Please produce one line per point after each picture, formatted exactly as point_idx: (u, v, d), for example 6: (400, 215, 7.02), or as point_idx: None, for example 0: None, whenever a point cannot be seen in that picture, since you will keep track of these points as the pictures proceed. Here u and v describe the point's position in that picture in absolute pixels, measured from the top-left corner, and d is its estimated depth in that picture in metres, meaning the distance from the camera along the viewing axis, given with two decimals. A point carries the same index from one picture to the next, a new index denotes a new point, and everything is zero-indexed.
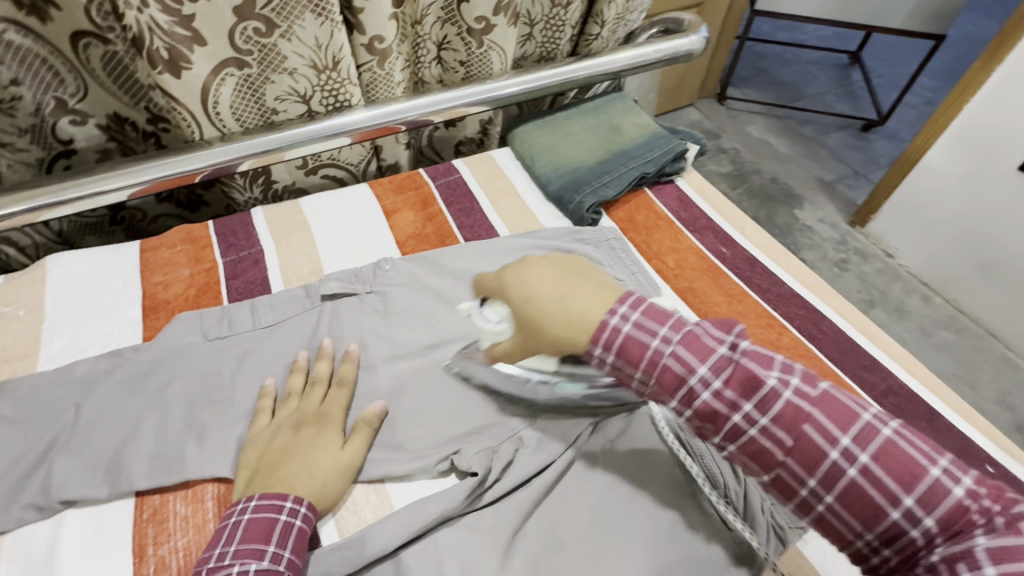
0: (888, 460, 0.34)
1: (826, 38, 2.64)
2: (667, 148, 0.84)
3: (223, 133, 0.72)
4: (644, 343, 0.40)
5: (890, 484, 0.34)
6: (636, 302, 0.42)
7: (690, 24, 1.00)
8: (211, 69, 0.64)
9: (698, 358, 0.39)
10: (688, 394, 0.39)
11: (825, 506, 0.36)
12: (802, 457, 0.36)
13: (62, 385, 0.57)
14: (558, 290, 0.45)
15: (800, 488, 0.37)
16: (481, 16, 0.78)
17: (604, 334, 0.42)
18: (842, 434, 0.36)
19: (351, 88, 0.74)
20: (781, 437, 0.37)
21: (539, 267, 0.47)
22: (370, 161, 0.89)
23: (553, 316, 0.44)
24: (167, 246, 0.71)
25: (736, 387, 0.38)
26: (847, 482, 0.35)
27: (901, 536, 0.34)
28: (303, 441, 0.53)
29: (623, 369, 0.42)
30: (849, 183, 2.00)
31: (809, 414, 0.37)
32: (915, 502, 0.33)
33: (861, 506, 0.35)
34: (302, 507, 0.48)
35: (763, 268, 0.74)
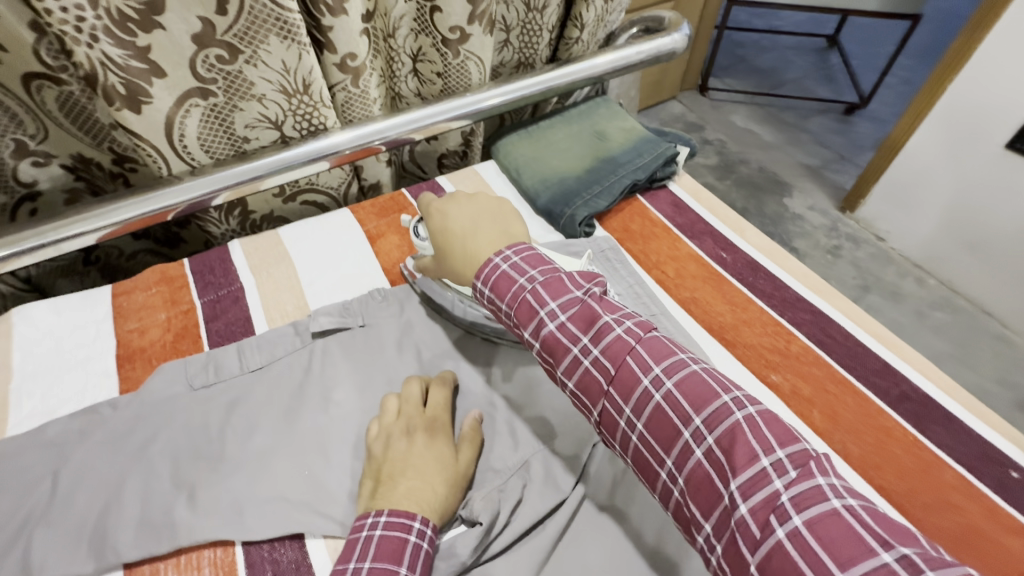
0: (734, 444, 0.38)
1: (803, 23, 2.64)
2: (656, 153, 0.82)
3: (193, 166, 0.68)
4: (534, 307, 0.49)
5: (722, 460, 0.38)
6: (545, 268, 0.51)
7: (671, 21, 0.98)
8: (173, 100, 0.60)
9: (582, 330, 0.47)
10: (572, 362, 0.46)
11: (674, 482, 0.40)
12: (661, 437, 0.41)
13: (34, 450, 0.53)
14: (475, 222, 0.59)
15: (660, 469, 0.41)
16: (456, 26, 0.74)
17: (488, 271, 0.52)
18: (696, 416, 0.41)
19: (325, 111, 0.71)
20: (647, 410, 0.42)
21: (464, 204, 0.62)
22: (350, 183, 0.85)
23: (456, 234, 0.59)
24: (141, 289, 0.68)
25: (612, 358, 0.45)
26: (695, 462, 0.39)
27: (726, 511, 0.37)
28: (417, 455, 0.50)
29: (517, 325, 0.50)
30: (836, 168, 1.99)
31: (668, 393, 0.42)
32: (740, 486, 0.37)
33: (700, 481, 0.39)
34: (428, 530, 0.45)
35: (766, 272, 0.71)
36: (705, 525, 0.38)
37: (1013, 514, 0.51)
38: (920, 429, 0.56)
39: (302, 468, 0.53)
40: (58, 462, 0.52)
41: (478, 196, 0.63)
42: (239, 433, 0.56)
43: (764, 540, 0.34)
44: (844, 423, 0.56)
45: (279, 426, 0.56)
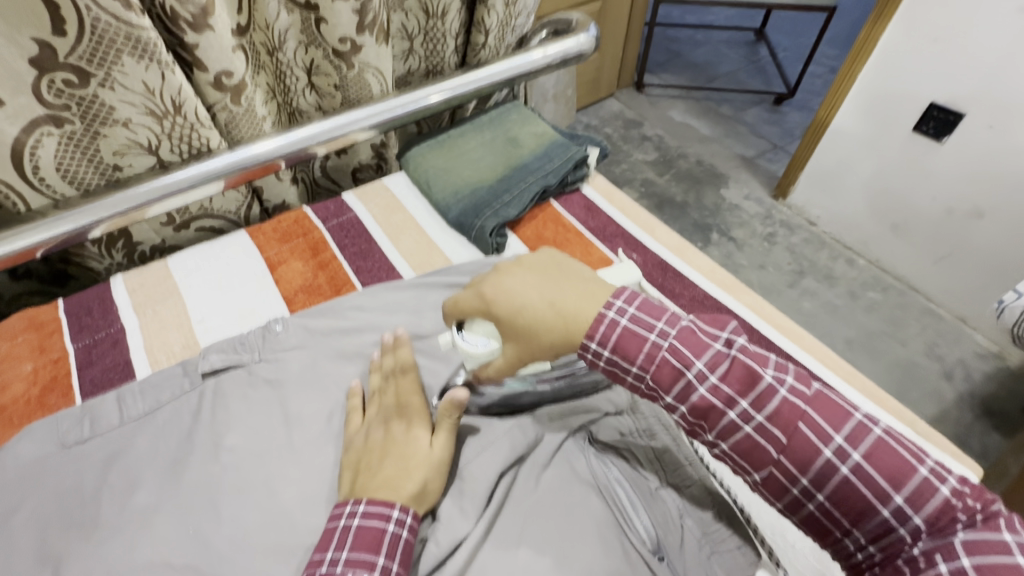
0: (881, 457, 0.37)
1: (732, 17, 2.72)
2: (567, 157, 0.80)
3: (56, 200, 0.62)
4: (641, 338, 0.43)
5: (880, 482, 0.37)
6: (625, 293, 0.45)
7: (579, 23, 0.97)
8: (19, 129, 0.55)
9: (693, 353, 0.41)
10: (685, 388, 0.41)
11: (815, 503, 0.39)
12: (795, 460, 0.39)
13: None
14: (550, 296, 0.46)
15: (794, 491, 0.39)
16: (344, 37, 0.71)
17: (600, 330, 0.43)
18: (835, 433, 0.38)
19: (206, 132, 0.66)
20: (777, 435, 0.39)
21: (520, 275, 0.48)
22: (250, 205, 0.81)
23: (547, 321, 0.45)
24: (6, 338, 0.61)
25: (735, 383, 0.40)
26: (840, 481, 0.38)
27: (890, 533, 0.37)
28: (393, 441, 0.52)
29: (618, 362, 0.44)
30: (769, 157, 2.05)
31: (804, 413, 0.39)
32: (861, 457, 0.37)
33: (850, 502, 0.38)
34: (406, 518, 0.46)
35: (675, 271, 0.71)
36: (858, 536, 0.38)
37: None
38: None
39: (188, 525, 0.49)
40: None
41: (533, 257, 0.50)
42: (118, 491, 0.51)
43: (926, 572, 0.35)
44: None
45: (163, 480, 0.51)
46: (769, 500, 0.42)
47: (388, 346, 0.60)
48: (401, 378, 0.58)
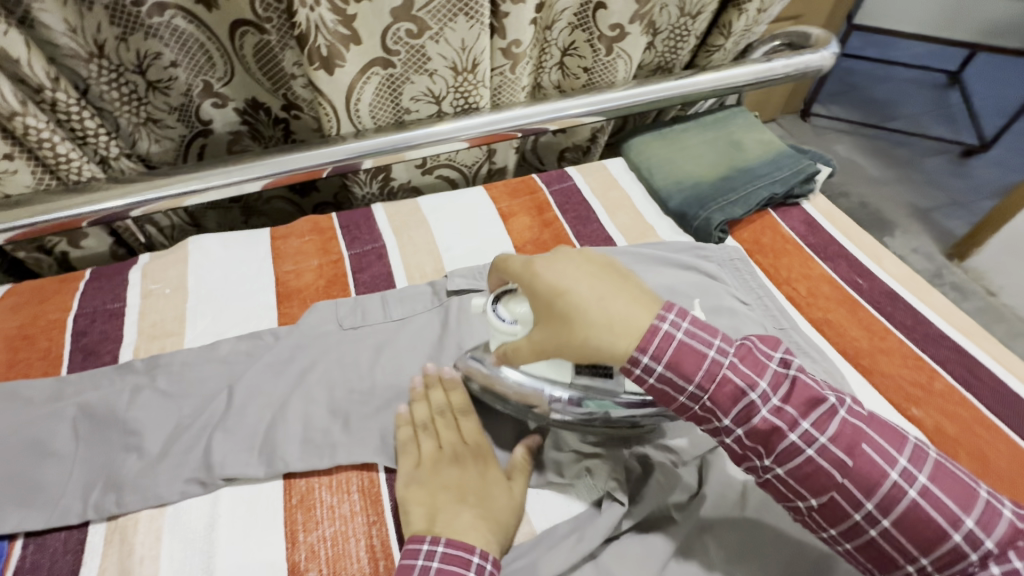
0: (944, 481, 0.38)
1: (924, 55, 2.48)
2: (797, 169, 0.79)
3: (358, 129, 0.73)
4: (700, 354, 0.41)
5: (949, 505, 0.37)
6: (683, 312, 0.43)
7: (818, 39, 0.96)
8: (359, 67, 0.66)
9: (755, 373, 0.41)
10: (746, 408, 0.40)
11: (880, 529, 0.38)
12: (859, 480, 0.38)
13: (210, 364, 0.58)
14: (603, 288, 0.43)
15: (856, 513, 0.38)
16: (616, 24, 0.77)
17: (654, 342, 0.41)
18: (898, 455, 0.39)
19: (481, 91, 0.75)
20: (841, 458, 0.39)
21: (575, 264, 0.46)
22: (482, 164, 0.89)
23: (595, 313, 0.42)
24: (296, 235, 0.73)
25: (795, 404, 0.40)
26: (908, 505, 0.37)
27: (959, 559, 0.36)
28: (472, 483, 0.49)
29: (674, 381, 0.41)
30: (946, 213, 1.86)
31: (866, 434, 0.39)
32: (973, 523, 0.36)
33: (921, 531, 0.37)
34: (488, 563, 0.42)
35: (906, 304, 0.68)
36: (920, 564, 0.37)
37: None
38: None
39: None
40: (234, 376, 0.57)
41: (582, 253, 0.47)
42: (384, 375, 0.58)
43: None
44: (992, 469, 0.53)
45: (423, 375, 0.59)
46: (821, 527, 0.40)
47: (431, 378, 0.57)
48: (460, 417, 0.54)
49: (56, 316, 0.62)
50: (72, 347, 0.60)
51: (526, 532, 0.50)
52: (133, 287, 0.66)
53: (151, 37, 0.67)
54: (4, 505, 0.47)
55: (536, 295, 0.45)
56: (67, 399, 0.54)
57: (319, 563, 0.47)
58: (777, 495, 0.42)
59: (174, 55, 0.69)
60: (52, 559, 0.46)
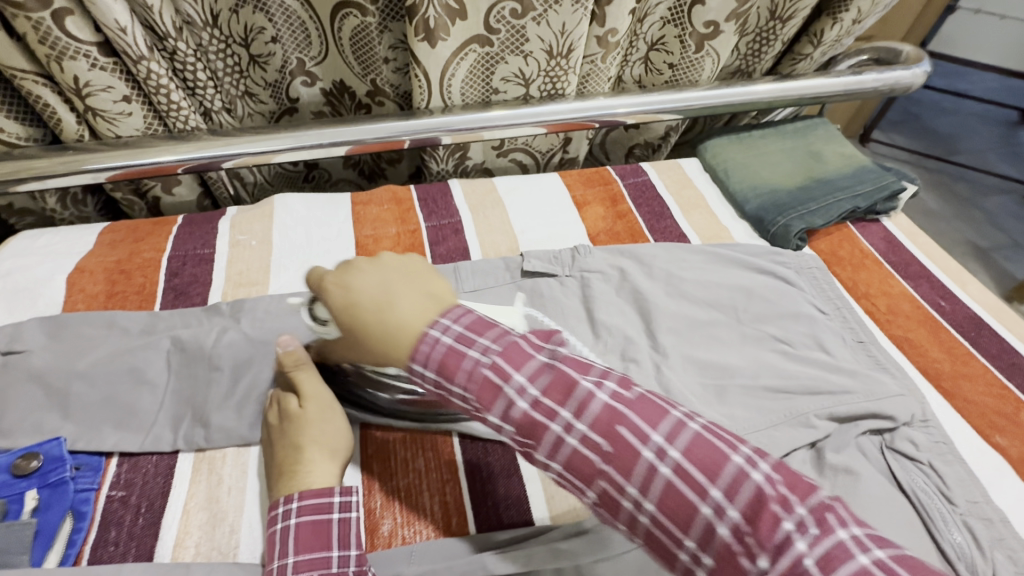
0: (697, 452, 0.33)
1: (991, 90, 2.40)
2: (881, 184, 0.78)
3: (446, 105, 0.75)
4: (461, 356, 0.38)
5: (697, 476, 0.32)
6: (460, 314, 0.40)
7: (909, 56, 0.94)
8: (460, 43, 0.67)
9: (516, 367, 0.37)
10: (507, 406, 0.36)
11: (648, 517, 0.33)
12: (619, 464, 0.34)
13: (292, 315, 0.60)
14: (390, 291, 0.43)
15: (622, 500, 0.34)
16: (711, 21, 0.77)
17: (422, 352, 0.39)
18: (652, 432, 0.34)
19: (569, 78, 0.75)
20: (599, 443, 0.34)
21: (370, 270, 0.46)
22: (555, 152, 0.90)
23: (372, 319, 0.42)
24: (376, 204, 0.75)
25: (554, 395, 0.36)
26: (664, 487, 0.33)
27: (714, 537, 0.31)
28: (293, 434, 0.47)
29: (444, 386, 0.39)
30: (1004, 254, 1.79)
31: (620, 415, 0.35)
32: (722, 495, 0.31)
33: (679, 514, 0.32)
34: (292, 504, 0.42)
35: (991, 331, 0.66)
36: (688, 548, 0.32)
37: None
38: None
39: None
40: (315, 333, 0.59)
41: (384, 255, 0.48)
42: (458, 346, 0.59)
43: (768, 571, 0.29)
44: None
45: None
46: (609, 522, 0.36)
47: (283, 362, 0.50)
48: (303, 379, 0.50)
49: (152, 256, 0.65)
50: (164, 286, 0.63)
51: (595, 504, 0.50)
52: (222, 237, 0.68)
53: (259, 12, 0.68)
54: (103, 426, 0.50)
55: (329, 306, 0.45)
56: (160, 334, 0.56)
57: (394, 511, 0.48)
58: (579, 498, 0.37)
59: (276, 31, 0.71)
60: (142, 481, 0.48)
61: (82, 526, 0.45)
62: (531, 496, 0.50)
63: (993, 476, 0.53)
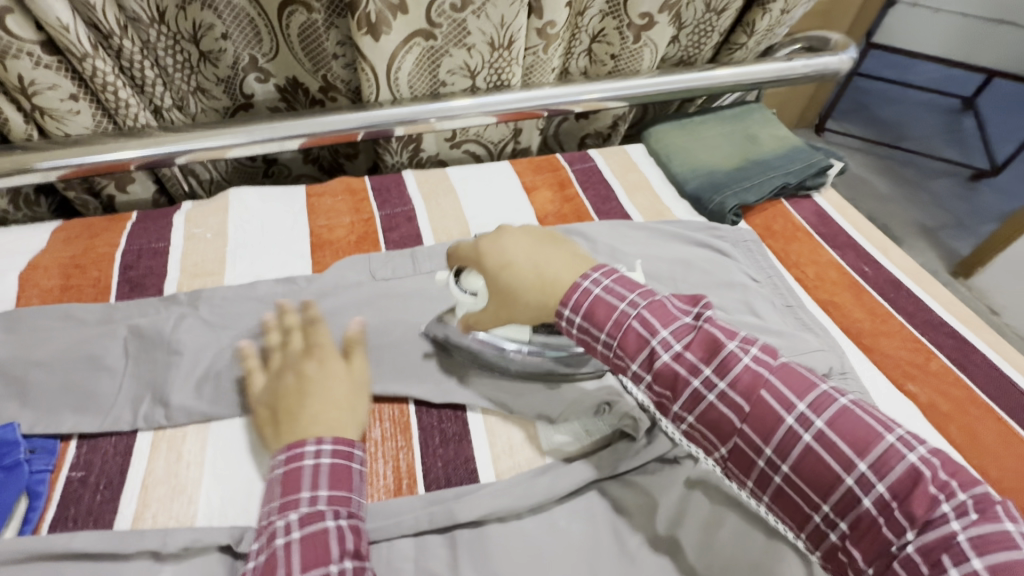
0: (843, 425, 0.38)
1: (937, 80, 2.51)
2: (810, 162, 0.83)
3: (395, 97, 0.77)
4: (612, 305, 0.44)
5: (844, 450, 0.37)
6: (608, 270, 0.45)
7: (838, 43, 1.00)
8: (404, 36, 0.70)
9: (660, 323, 0.43)
10: (650, 355, 0.42)
11: (782, 476, 0.39)
12: (760, 425, 0.39)
13: (247, 301, 0.61)
14: (538, 259, 0.47)
15: (759, 458, 0.39)
16: (646, 13, 0.81)
17: (574, 296, 0.45)
18: (798, 401, 0.39)
19: (514, 69, 0.78)
20: (738, 402, 0.40)
21: (517, 237, 0.49)
22: (508, 142, 0.93)
23: (532, 282, 0.46)
24: (330, 195, 0.77)
25: (697, 350, 0.42)
26: (804, 450, 0.38)
27: (855, 504, 0.36)
28: (309, 376, 0.49)
29: (591, 333, 0.44)
30: (951, 234, 1.89)
31: (766, 379, 0.40)
32: (871, 471, 0.36)
33: (819, 479, 0.37)
34: (325, 446, 0.44)
35: (909, 293, 0.71)
36: (825, 511, 0.38)
37: None
38: None
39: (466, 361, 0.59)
40: (272, 318, 0.61)
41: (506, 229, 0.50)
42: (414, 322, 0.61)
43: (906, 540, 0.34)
44: (980, 443, 0.56)
45: None
46: (738, 478, 0.42)
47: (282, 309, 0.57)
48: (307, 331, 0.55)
49: (107, 250, 0.66)
50: (120, 278, 0.64)
51: (538, 463, 0.53)
52: (178, 230, 0.70)
53: (207, 9, 0.70)
54: (59, 412, 0.51)
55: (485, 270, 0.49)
56: (117, 323, 0.58)
57: None
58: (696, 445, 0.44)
59: (225, 28, 0.73)
60: (101, 461, 0.49)
61: (38, 505, 0.46)
62: (478, 459, 0.53)
63: (906, 420, 0.57)
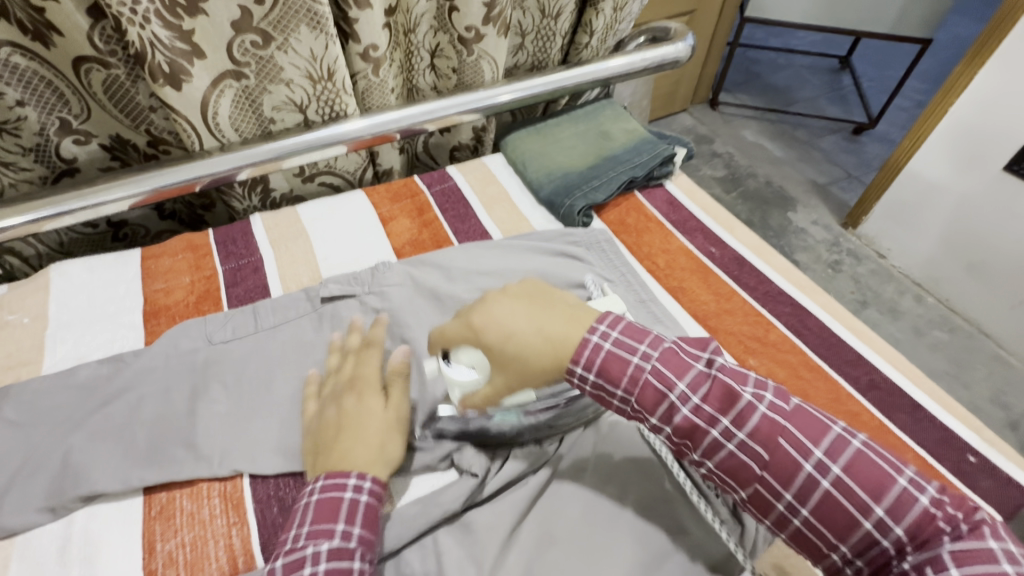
0: (857, 469, 0.39)
1: (817, 43, 2.65)
2: (655, 152, 0.85)
3: (222, 143, 0.74)
4: (625, 361, 0.44)
5: (860, 493, 0.38)
6: (611, 319, 0.46)
7: (677, 32, 1.03)
8: (210, 81, 0.66)
9: (676, 374, 0.43)
10: (668, 410, 0.43)
11: (801, 519, 0.40)
12: (779, 474, 0.40)
13: (65, 390, 0.57)
14: (538, 322, 0.46)
15: (778, 503, 0.40)
16: (471, 26, 0.80)
17: (584, 355, 0.45)
18: (815, 447, 0.40)
19: (346, 99, 0.77)
20: (758, 451, 0.41)
21: (505, 304, 0.48)
22: (366, 168, 0.91)
23: (537, 345, 0.45)
24: (168, 254, 0.73)
25: (715, 403, 0.42)
26: (823, 495, 0.39)
27: (873, 543, 0.37)
28: (345, 415, 0.52)
29: (606, 389, 0.45)
30: (845, 188, 1.96)
31: (785, 428, 0.40)
32: (885, 512, 0.37)
33: (837, 521, 0.38)
34: (366, 483, 0.47)
35: (752, 267, 0.75)
36: (842, 552, 0.39)
37: (967, 494, 0.54)
38: (885, 415, 0.60)
39: None
40: (90, 405, 0.56)
41: (488, 295, 0.50)
42: (257, 386, 0.59)
43: None
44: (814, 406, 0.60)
45: (296, 373, 0.60)
46: (757, 517, 0.43)
47: (350, 328, 0.62)
48: (365, 352, 0.59)
49: None
50: None
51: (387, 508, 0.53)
52: None
53: None
54: None
55: (479, 341, 0.47)
56: None
57: (176, 568, 0.48)
58: (716, 486, 0.44)
59: (18, 94, 0.66)
60: None
61: None
62: None
63: None
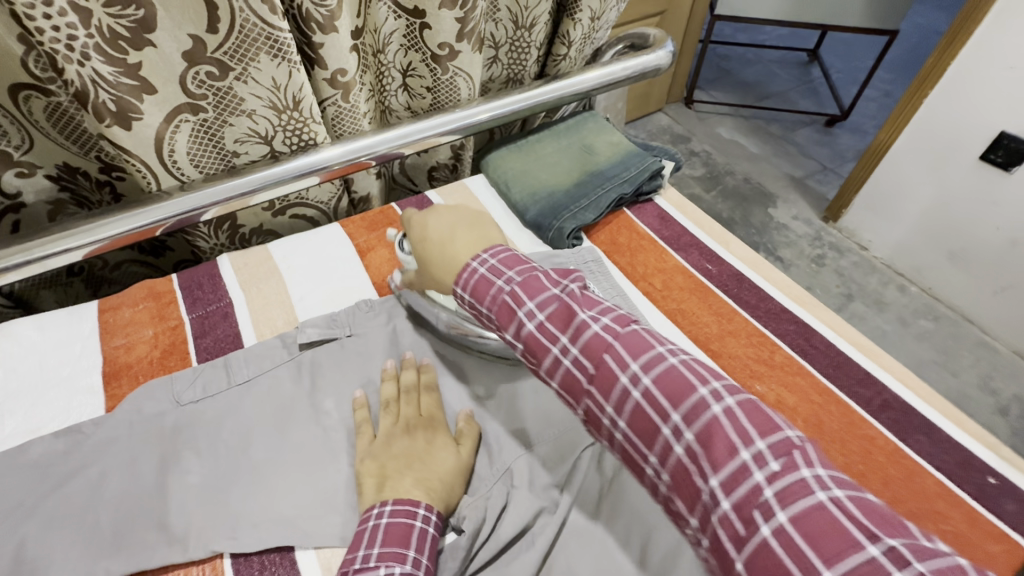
0: (666, 381, 0.40)
1: (784, 37, 2.67)
2: (643, 166, 0.82)
3: (182, 181, 0.68)
4: (491, 284, 0.48)
5: (662, 402, 0.39)
6: (497, 252, 0.50)
7: (656, 38, 1.00)
8: (164, 117, 0.61)
9: (530, 296, 0.46)
10: (518, 325, 0.46)
11: (619, 432, 0.41)
12: (601, 384, 0.42)
13: (14, 472, 0.51)
14: (453, 233, 0.55)
15: (603, 416, 0.42)
16: (444, 43, 0.76)
17: (464, 275, 0.50)
18: (635, 362, 0.41)
19: (314, 127, 0.72)
20: (587, 365, 0.42)
21: (443, 214, 0.58)
22: (341, 197, 0.87)
23: (439, 251, 0.54)
24: (127, 304, 0.67)
25: (557, 321, 0.44)
26: (635, 405, 0.40)
27: (669, 453, 0.38)
28: (416, 451, 0.52)
29: (476, 307, 0.49)
30: (822, 180, 1.97)
31: (612, 344, 0.42)
32: (682, 420, 0.38)
33: (644, 430, 0.40)
34: (433, 514, 0.47)
35: (751, 283, 0.72)
36: (652, 463, 0.39)
37: (992, 520, 0.52)
38: (901, 438, 0.57)
39: (298, 477, 0.52)
40: (44, 487, 0.50)
41: (456, 207, 0.60)
42: (232, 450, 0.54)
43: (749, 537, 0.33)
44: (828, 433, 0.58)
45: (274, 430, 0.56)
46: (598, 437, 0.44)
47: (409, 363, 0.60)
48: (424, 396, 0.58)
49: None
50: None
51: None
52: None
53: None
54: None
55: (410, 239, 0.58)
56: None
57: None
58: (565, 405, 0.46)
59: None
60: None
61: None
62: None
63: None
